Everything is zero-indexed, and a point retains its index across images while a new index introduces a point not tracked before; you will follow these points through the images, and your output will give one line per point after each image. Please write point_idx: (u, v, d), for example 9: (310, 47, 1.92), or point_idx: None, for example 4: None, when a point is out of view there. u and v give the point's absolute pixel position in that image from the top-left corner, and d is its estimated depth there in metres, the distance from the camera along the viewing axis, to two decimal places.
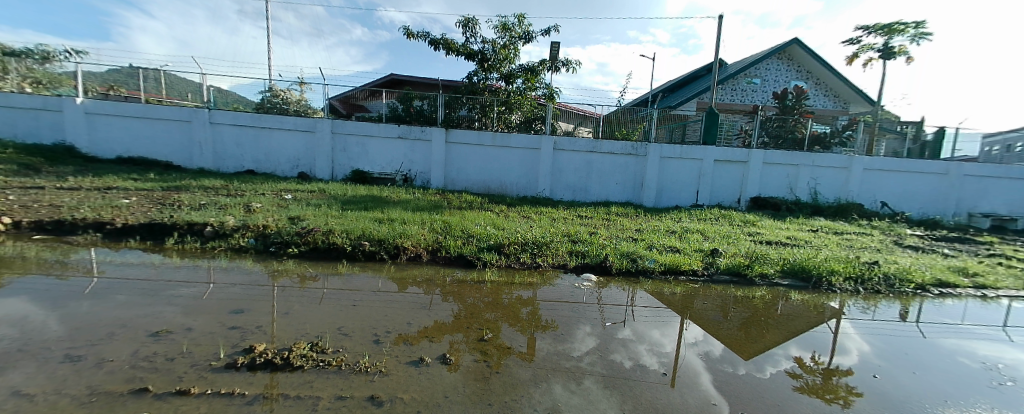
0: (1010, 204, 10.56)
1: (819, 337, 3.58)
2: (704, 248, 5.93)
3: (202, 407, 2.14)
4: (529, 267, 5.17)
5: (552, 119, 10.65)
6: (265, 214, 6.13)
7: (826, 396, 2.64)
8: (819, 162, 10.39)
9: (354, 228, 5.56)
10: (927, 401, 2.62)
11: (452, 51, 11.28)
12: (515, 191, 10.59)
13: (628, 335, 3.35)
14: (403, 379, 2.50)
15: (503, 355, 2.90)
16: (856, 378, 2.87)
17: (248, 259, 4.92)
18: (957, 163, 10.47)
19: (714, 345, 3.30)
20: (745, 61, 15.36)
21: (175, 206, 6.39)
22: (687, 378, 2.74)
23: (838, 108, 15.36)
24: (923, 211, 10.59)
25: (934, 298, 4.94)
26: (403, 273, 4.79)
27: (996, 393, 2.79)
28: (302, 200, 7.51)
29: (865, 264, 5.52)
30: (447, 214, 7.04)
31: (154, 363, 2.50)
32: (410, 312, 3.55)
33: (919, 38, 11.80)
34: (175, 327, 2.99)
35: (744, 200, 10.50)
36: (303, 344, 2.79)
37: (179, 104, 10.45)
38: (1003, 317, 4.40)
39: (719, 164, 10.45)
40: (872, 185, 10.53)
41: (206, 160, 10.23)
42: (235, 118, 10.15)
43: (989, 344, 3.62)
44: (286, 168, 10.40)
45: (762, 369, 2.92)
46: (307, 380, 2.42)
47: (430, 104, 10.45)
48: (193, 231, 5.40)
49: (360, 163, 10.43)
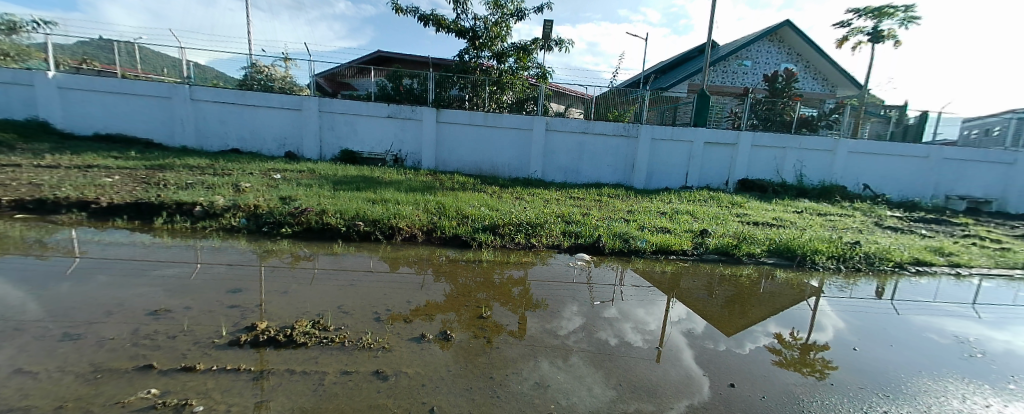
0: (986, 187, 10.89)
1: (798, 314, 3.73)
2: (694, 228, 6.07)
3: (210, 383, 2.18)
4: (524, 247, 5.23)
5: (545, 99, 10.58)
6: (256, 194, 6.06)
7: (803, 369, 2.78)
8: (805, 145, 10.57)
9: (348, 209, 5.54)
10: (903, 371, 2.80)
11: (443, 27, 11.04)
12: (507, 172, 10.59)
13: (614, 314, 3.45)
14: (406, 354, 2.56)
15: (495, 332, 2.97)
16: (832, 353, 3.03)
17: (241, 239, 4.90)
18: (938, 147, 10.73)
19: (697, 322, 3.42)
20: (737, 42, 15.37)
21: (161, 186, 6.27)
22: (672, 354, 2.85)
23: (826, 91, 15.50)
24: (902, 194, 10.90)
25: (911, 276, 5.18)
26: (398, 253, 4.81)
27: (966, 364, 2.98)
28: (292, 179, 7.42)
29: (847, 244, 5.72)
30: (441, 195, 7.02)
31: (156, 341, 2.52)
32: (407, 291, 3.61)
33: (908, 22, 11.92)
34: (172, 306, 2.99)
35: (732, 182, 10.68)
36: (304, 321, 2.83)
37: (157, 79, 9.99)
38: (974, 294, 4.63)
39: (709, 147, 10.56)
40: (855, 168, 10.78)
41: (189, 138, 10.00)
42: (217, 95, 9.90)
43: (959, 321, 3.82)
44: (273, 147, 10.23)
45: (742, 344, 3.06)
46: (311, 356, 2.46)
47: (420, 82, 10.29)
48: (182, 211, 5.33)
49: (349, 143, 10.30)
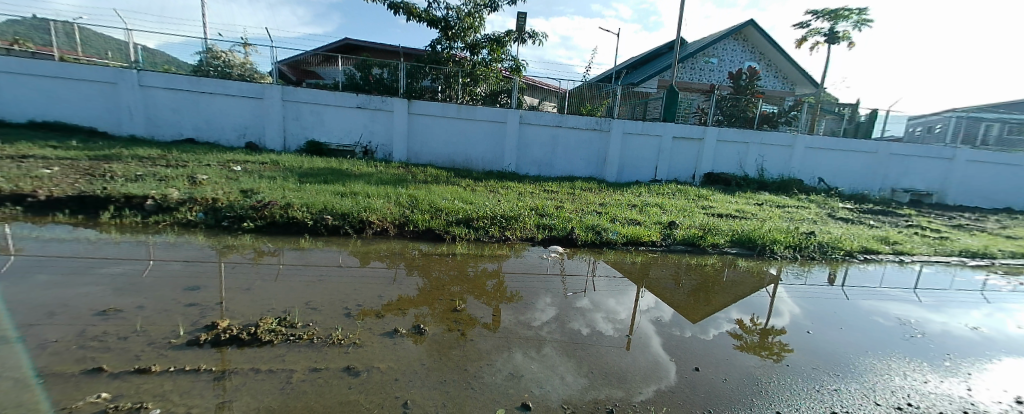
0: (927, 181, 11.70)
1: (757, 300, 3.91)
2: (662, 220, 6.23)
3: (167, 385, 2.06)
4: (498, 240, 5.21)
5: (519, 92, 10.55)
6: (214, 187, 5.75)
7: (762, 352, 2.91)
8: (766, 140, 11.03)
9: (315, 202, 5.36)
10: (852, 352, 2.98)
11: (414, 16, 10.79)
12: (480, 165, 10.52)
13: (586, 304, 3.50)
14: (378, 349, 2.51)
15: (469, 325, 2.95)
16: (789, 336, 3.19)
17: (198, 234, 4.65)
18: (886, 143, 11.43)
19: (665, 310, 3.52)
20: (705, 40, 15.81)
21: (108, 178, 5.86)
22: (641, 341, 2.92)
23: (786, 89, 16.19)
24: (854, 187, 11.56)
25: (859, 263, 5.51)
26: (368, 247, 4.70)
27: (908, 344, 3.21)
28: (254, 171, 7.09)
29: (803, 234, 6.02)
30: (412, 188, 6.89)
31: (106, 342, 2.35)
32: (379, 286, 3.53)
33: (861, 25, 12.58)
34: (123, 306, 2.81)
35: (699, 175, 11.01)
36: (269, 319, 2.71)
37: (100, 63, 9.30)
38: (916, 280, 4.98)
39: (677, 141, 10.84)
40: (811, 162, 11.35)
41: (138, 127, 9.38)
42: (170, 81, 9.33)
43: (902, 304, 4.09)
44: (232, 137, 9.74)
45: (706, 330, 3.17)
46: (277, 354, 2.37)
47: (391, 72, 10.05)
48: (132, 205, 5.01)
49: (315, 133, 9.95)
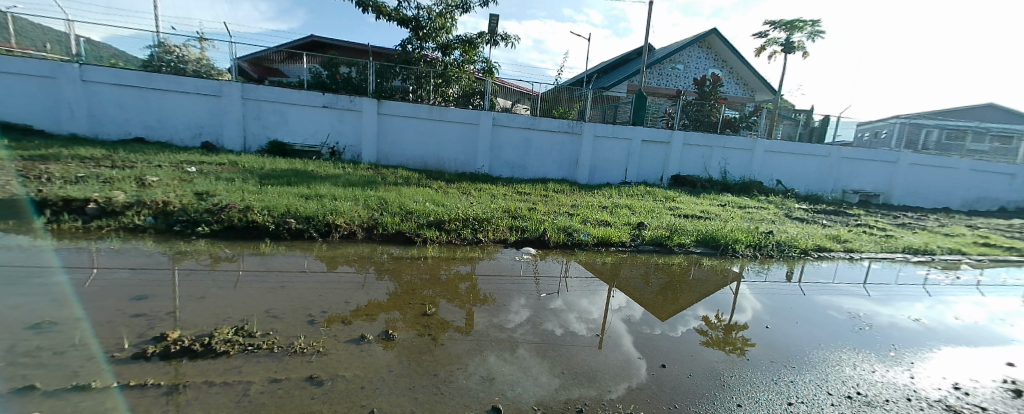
0: (873, 183, 12.46)
1: (722, 297, 4.03)
2: (632, 221, 6.35)
3: (110, 402, 1.90)
4: (471, 242, 5.16)
5: (491, 94, 10.51)
6: (165, 189, 5.41)
7: (725, 347, 3.00)
8: (728, 144, 11.46)
9: (278, 205, 5.14)
10: (808, 345, 3.12)
11: (384, 15, 10.58)
12: (451, 167, 10.41)
13: (559, 305, 3.50)
14: (344, 357, 2.41)
15: (441, 329, 2.89)
16: (751, 331, 3.30)
17: (147, 240, 4.35)
18: (837, 147, 12.11)
19: (635, 309, 3.57)
20: (671, 47, 16.29)
21: (45, 180, 5.41)
22: (612, 340, 2.95)
23: (747, 95, 16.91)
24: (808, 189, 12.18)
25: (814, 260, 5.80)
26: (335, 252, 4.54)
27: (857, 336, 3.39)
28: (210, 173, 6.73)
29: (762, 233, 6.28)
30: (382, 190, 6.73)
31: (39, 358, 2.15)
32: (347, 291, 3.41)
33: (814, 36, 13.31)
34: (61, 318, 2.58)
35: (666, 177, 11.32)
36: (226, 328, 2.56)
37: (37, 55, 8.61)
38: (865, 275, 5.28)
39: (645, 144, 11.10)
40: (770, 165, 11.88)
41: (81, 125, 8.74)
42: (117, 77, 8.75)
43: (853, 299, 4.32)
44: (186, 136, 9.23)
45: (674, 328, 3.23)
46: (234, 365, 2.24)
47: (359, 71, 9.81)
48: (72, 209, 4.64)
49: (278, 133, 9.58)
